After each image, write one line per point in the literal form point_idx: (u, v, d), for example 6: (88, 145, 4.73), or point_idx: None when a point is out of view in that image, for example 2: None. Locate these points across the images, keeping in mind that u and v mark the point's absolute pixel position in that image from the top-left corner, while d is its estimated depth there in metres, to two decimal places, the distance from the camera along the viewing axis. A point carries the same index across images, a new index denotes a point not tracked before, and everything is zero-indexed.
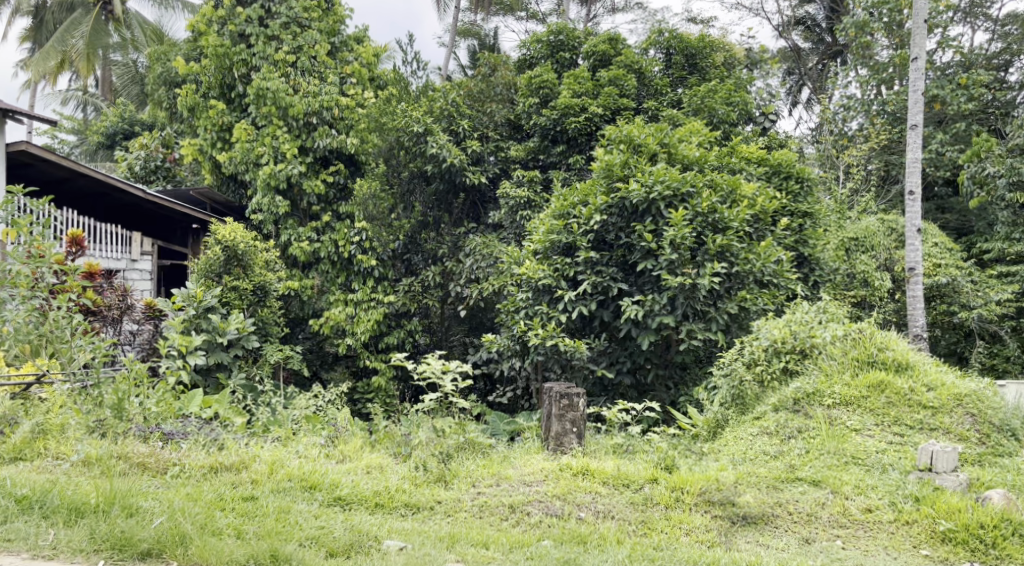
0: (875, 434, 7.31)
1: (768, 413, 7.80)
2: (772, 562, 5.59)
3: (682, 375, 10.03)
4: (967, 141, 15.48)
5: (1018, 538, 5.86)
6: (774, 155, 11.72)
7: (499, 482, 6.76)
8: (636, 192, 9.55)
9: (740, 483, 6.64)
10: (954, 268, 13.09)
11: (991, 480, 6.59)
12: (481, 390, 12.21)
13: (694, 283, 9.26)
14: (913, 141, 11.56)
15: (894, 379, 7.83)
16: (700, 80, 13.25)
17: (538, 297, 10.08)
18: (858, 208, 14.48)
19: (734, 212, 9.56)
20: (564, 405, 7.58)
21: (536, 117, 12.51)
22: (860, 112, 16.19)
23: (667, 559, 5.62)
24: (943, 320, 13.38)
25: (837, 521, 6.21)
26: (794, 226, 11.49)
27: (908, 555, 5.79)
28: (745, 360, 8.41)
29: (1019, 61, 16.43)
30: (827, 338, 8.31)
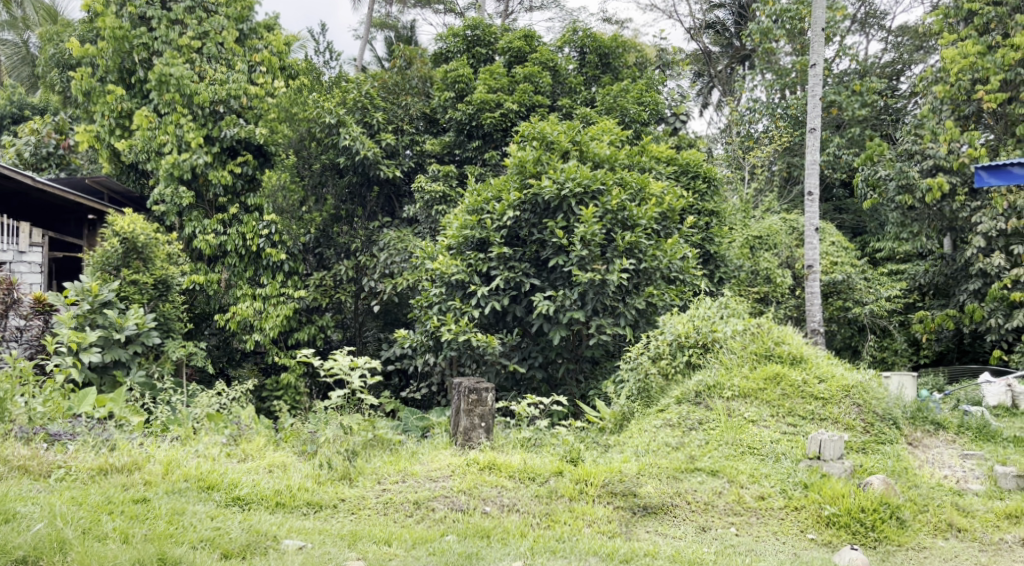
0: (771, 424, 7.59)
1: (672, 405, 8.06)
2: (670, 551, 5.75)
3: (592, 369, 10.17)
4: (862, 145, 16.24)
5: (896, 521, 6.17)
6: (683, 155, 12.00)
7: (405, 478, 6.74)
8: (548, 189, 9.63)
9: (642, 474, 6.82)
10: (850, 266, 13.68)
11: (874, 466, 6.92)
12: (393, 385, 12.14)
13: (603, 279, 9.38)
14: (812, 143, 11.97)
15: (789, 372, 8.17)
16: (613, 80, 13.45)
17: (452, 292, 10.03)
18: (762, 208, 14.97)
19: (643, 210, 9.75)
20: (472, 400, 7.61)
21: (451, 111, 12.48)
22: (764, 114, 16.75)
23: (568, 550, 5.72)
24: (839, 316, 13.93)
25: (732, 509, 6.44)
26: (701, 224, 11.81)
27: (795, 539, 6.04)
28: (651, 354, 8.71)
29: (910, 70, 17.19)
30: (727, 332, 8.65)
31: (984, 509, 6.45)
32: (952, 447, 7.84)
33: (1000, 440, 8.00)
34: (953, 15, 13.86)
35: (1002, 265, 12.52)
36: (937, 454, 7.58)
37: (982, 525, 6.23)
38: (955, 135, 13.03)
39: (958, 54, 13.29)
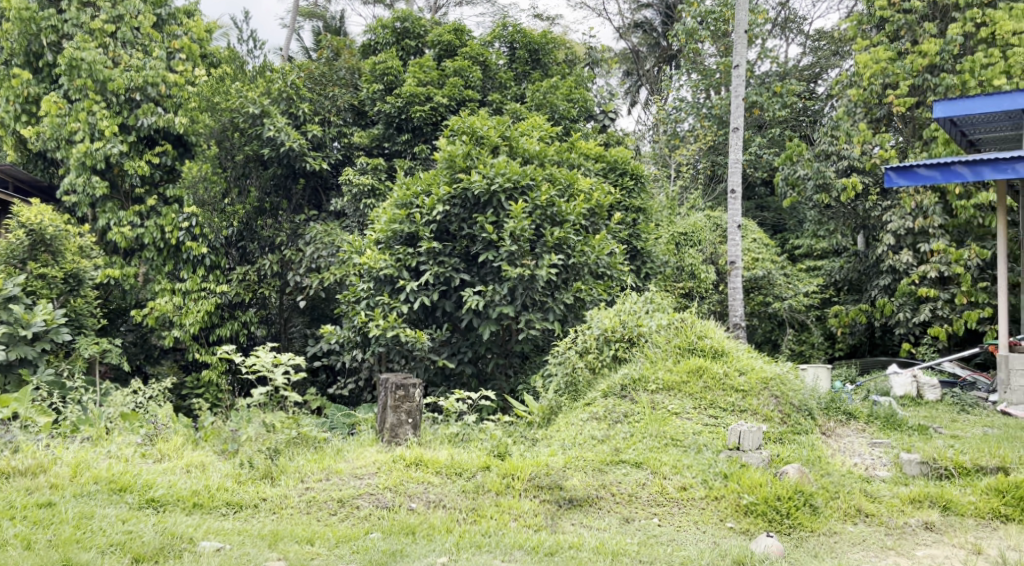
0: (693, 416, 7.74)
1: (598, 398, 8.16)
2: (594, 542, 5.81)
3: (522, 363, 10.19)
4: (782, 145, 16.70)
5: (809, 508, 6.34)
6: (612, 152, 12.10)
7: (330, 476, 6.63)
8: (477, 184, 9.58)
9: (568, 467, 6.88)
10: (770, 262, 14.04)
11: (790, 455, 7.11)
12: (320, 382, 11.94)
13: (533, 274, 9.41)
14: (735, 143, 12.25)
15: (711, 365, 8.37)
16: (543, 76, 13.50)
17: (380, 287, 9.90)
18: (687, 204, 15.26)
19: (572, 206, 9.82)
20: (400, 396, 7.54)
21: (380, 104, 12.35)
22: (690, 114, 17.08)
23: (493, 545, 5.74)
24: (760, 311, 14.30)
25: (655, 500, 6.54)
26: (628, 220, 11.95)
27: (714, 528, 6.17)
28: (578, 349, 8.77)
29: (827, 74, 17.73)
30: (652, 327, 8.84)
31: (890, 494, 6.62)
32: (862, 435, 8.09)
33: (905, 428, 8.25)
34: (866, 22, 14.45)
35: (909, 262, 13.10)
36: (849, 442, 7.81)
37: (888, 510, 6.40)
38: (867, 138, 13.60)
39: (870, 59, 13.81)
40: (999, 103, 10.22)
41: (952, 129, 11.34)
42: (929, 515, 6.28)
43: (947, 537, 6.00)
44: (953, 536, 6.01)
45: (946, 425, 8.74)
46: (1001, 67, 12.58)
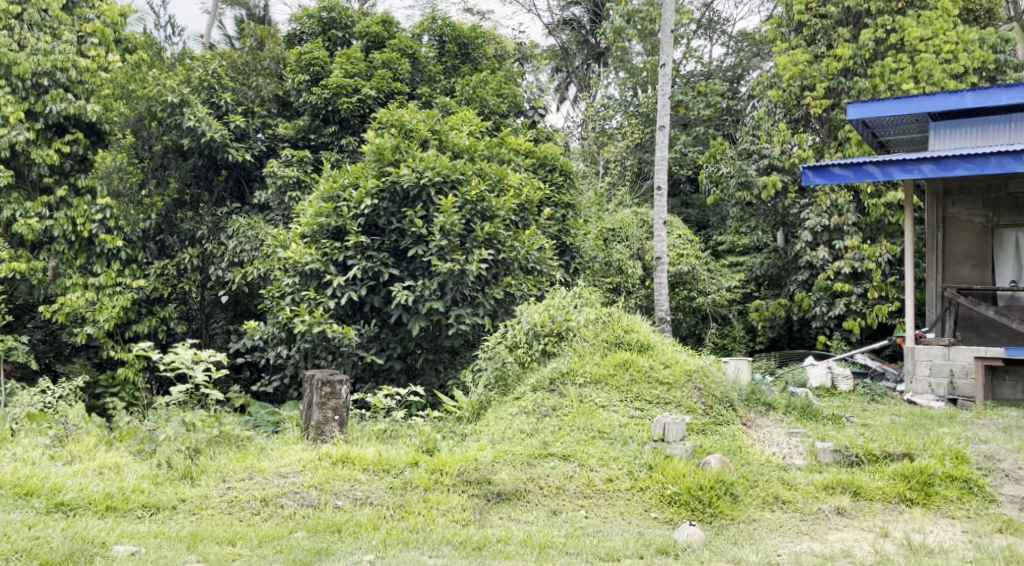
0: (619, 409, 7.82)
1: (527, 393, 8.18)
2: (522, 536, 5.81)
3: (451, 358, 10.12)
4: (707, 144, 17.02)
5: (729, 497, 6.46)
6: (541, 148, 12.12)
7: (252, 476, 6.47)
8: (406, 177, 9.47)
9: (497, 461, 6.87)
10: (694, 258, 14.30)
11: (712, 446, 7.27)
12: (244, 380, 11.67)
13: (463, 269, 9.34)
14: (662, 140, 12.40)
15: (637, 358, 8.49)
16: (472, 70, 13.42)
17: (306, 281, 9.63)
18: (614, 201, 15.41)
19: (502, 201, 9.81)
20: (326, 392, 7.40)
21: (306, 95, 12.10)
22: (618, 111, 17.25)
23: (421, 541, 5.69)
24: (684, 306, 14.54)
25: (582, 492, 6.58)
26: (558, 216, 11.99)
27: (639, 518, 6.23)
28: (508, 343, 8.82)
29: (749, 75, 18.00)
30: (580, 321, 8.90)
31: (806, 482, 6.79)
32: (780, 425, 8.29)
33: (820, 418, 8.52)
34: (785, 25, 14.87)
35: (825, 258, 13.50)
36: (768, 432, 7.97)
37: (804, 496, 6.58)
38: (786, 137, 14.00)
39: (789, 62, 14.22)
40: (908, 107, 10.58)
41: (865, 130, 11.70)
42: (840, 501, 6.47)
43: (857, 521, 6.19)
44: (864, 520, 6.20)
45: (857, 414, 9.05)
46: (909, 72, 13.15)
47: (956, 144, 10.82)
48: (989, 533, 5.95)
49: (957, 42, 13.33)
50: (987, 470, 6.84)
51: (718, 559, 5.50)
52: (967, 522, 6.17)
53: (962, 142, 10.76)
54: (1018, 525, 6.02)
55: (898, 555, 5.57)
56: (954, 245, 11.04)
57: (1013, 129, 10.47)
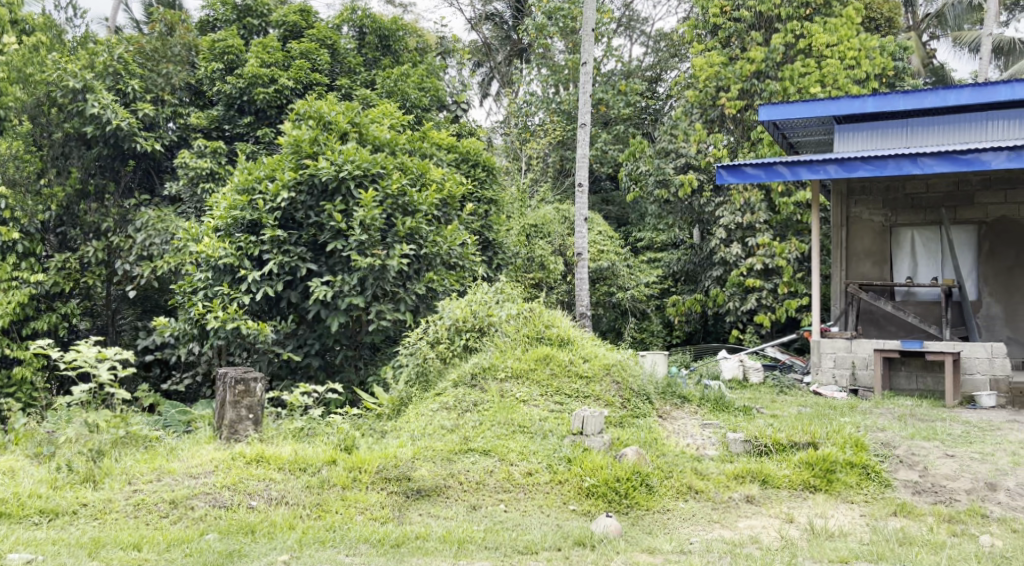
0: (540, 403, 7.85)
1: (448, 388, 8.13)
2: (441, 531, 5.77)
3: (371, 355, 9.96)
4: (626, 142, 17.26)
5: (645, 487, 6.54)
6: (463, 143, 12.01)
7: (161, 477, 6.23)
8: (325, 170, 9.27)
9: (417, 458, 6.79)
10: (614, 254, 14.47)
11: (628, 438, 7.35)
12: (153, 377, 11.25)
13: (383, 264, 9.19)
14: (583, 138, 12.49)
15: (558, 353, 8.54)
16: (393, 63, 13.26)
17: (219, 276, 9.34)
18: (537, 197, 15.44)
19: (423, 196, 9.72)
20: (240, 391, 7.19)
21: (219, 84, 11.77)
22: (540, 108, 17.30)
23: (337, 540, 5.58)
24: (604, 301, 14.69)
25: (501, 486, 6.57)
26: (480, 211, 11.93)
27: (558, 511, 6.26)
28: (429, 339, 8.80)
29: (667, 75, 18.22)
30: (502, 316, 8.91)
31: (718, 471, 6.93)
32: (694, 417, 8.43)
33: (731, 409, 8.71)
34: (700, 27, 15.18)
35: (738, 254, 13.84)
36: (682, 424, 8.12)
37: (715, 486, 6.71)
38: (702, 137, 14.33)
39: (705, 63, 14.57)
40: (814, 111, 10.93)
41: (775, 131, 12.03)
42: (750, 489, 6.63)
43: (765, 509, 6.35)
44: (771, 507, 6.37)
45: (767, 405, 9.30)
46: (816, 76, 13.65)
47: (858, 146, 11.23)
48: (885, 516, 6.19)
49: (860, 48, 13.91)
50: (883, 456, 7.12)
51: (633, 549, 5.56)
52: (864, 506, 6.41)
53: (864, 145, 11.18)
54: (912, 507, 6.28)
55: (802, 539, 5.74)
56: (857, 242, 11.45)
57: (911, 134, 10.92)
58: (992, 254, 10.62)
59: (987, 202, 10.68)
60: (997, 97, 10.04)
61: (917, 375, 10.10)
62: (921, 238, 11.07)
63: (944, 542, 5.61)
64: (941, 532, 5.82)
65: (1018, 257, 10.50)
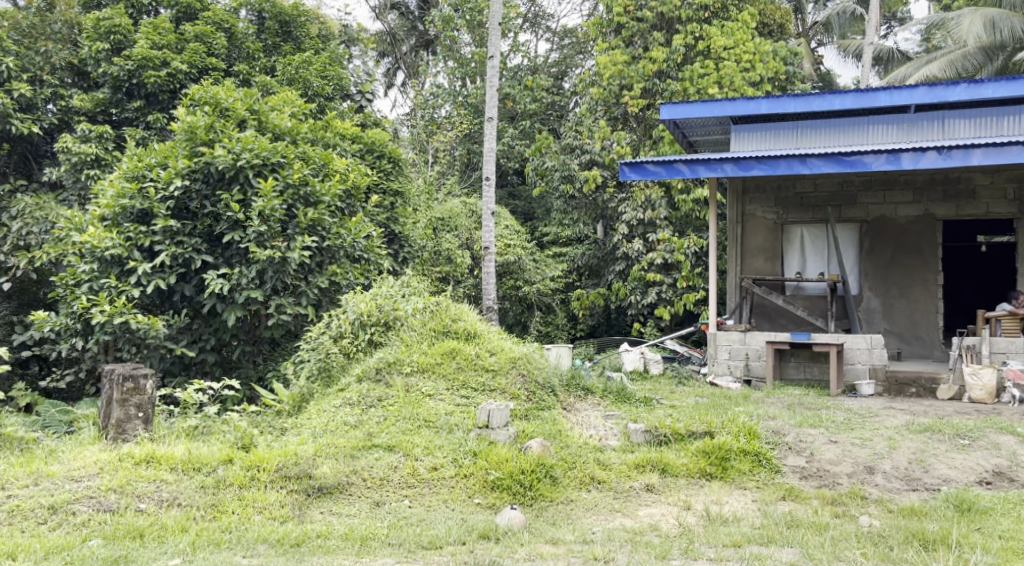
0: (446, 397, 7.74)
1: (352, 384, 7.95)
2: (343, 530, 5.61)
3: (271, 350, 9.65)
4: (532, 138, 17.31)
5: (549, 479, 6.53)
6: (368, 133, 11.72)
7: (38, 481, 5.85)
8: (221, 158, 8.88)
9: (318, 455, 6.58)
10: (520, 248, 14.47)
11: (534, 431, 7.33)
12: (31, 374, 10.59)
13: (283, 256, 8.89)
14: (490, 132, 12.40)
15: (464, 347, 8.45)
16: (294, 49, 12.89)
17: (105, 268, 8.87)
18: (444, 190, 15.29)
19: (327, 187, 9.47)
20: (128, 388, 6.80)
21: (105, 65, 11.17)
22: (447, 101, 17.12)
23: (234, 541, 5.35)
24: (511, 294, 14.68)
25: (405, 482, 6.43)
26: (386, 203, 11.67)
27: (463, 505, 6.17)
28: (332, 334, 8.54)
29: (572, 72, 18.42)
30: (408, 310, 8.74)
31: (620, 461, 6.99)
32: (597, 409, 8.49)
33: (633, 401, 8.81)
34: (605, 25, 15.33)
35: (640, 250, 14.07)
36: (586, 416, 8.16)
37: (617, 475, 6.75)
38: (607, 134, 14.50)
39: (609, 61, 14.75)
40: (712, 110, 11.17)
41: (675, 130, 12.25)
42: (650, 478, 6.71)
43: (664, 497, 6.43)
44: (670, 495, 6.46)
45: (667, 396, 9.46)
46: (714, 77, 14.01)
47: (753, 147, 11.54)
48: (775, 500, 6.36)
49: (755, 52, 14.38)
50: (773, 443, 7.31)
51: (537, 540, 5.53)
52: (756, 491, 6.57)
53: (758, 145, 11.51)
54: (799, 491, 6.49)
55: (698, 525, 5.83)
56: (750, 239, 11.77)
57: (800, 136, 11.31)
58: (872, 251, 11.10)
59: (869, 202, 11.14)
60: (878, 103, 10.49)
61: (805, 365, 10.44)
62: (809, 235, 11.52)
63: (828, 523, 5.80)
64: (826, 514, 6.02)
65: (896, 254, 10.99)
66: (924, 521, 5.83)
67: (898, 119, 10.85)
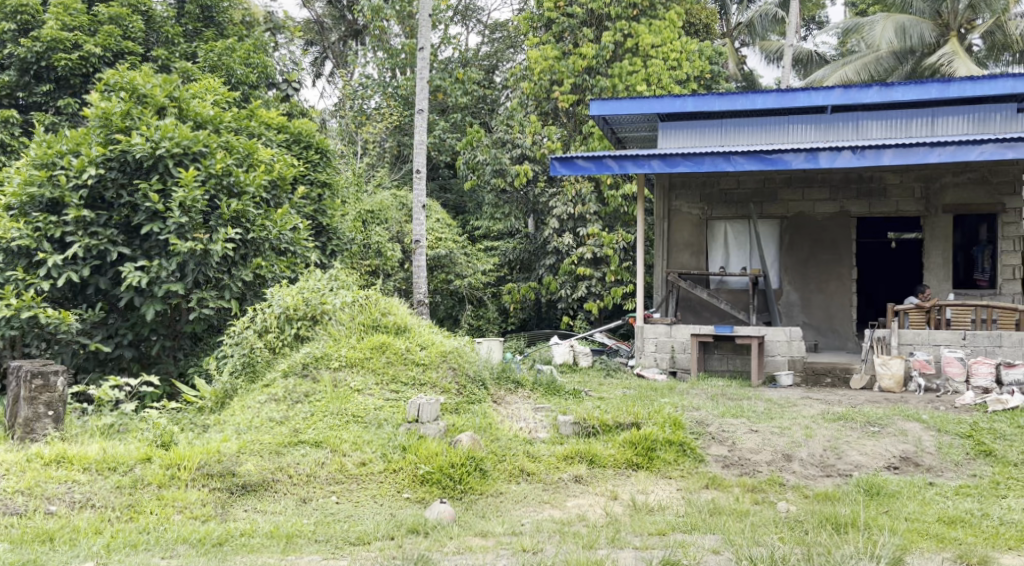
0: (375, 392, 7.62)
1: (278, 379, 7.75)
2: (267, 528, 5.46)
3: (192, 345, 9.34)
4: (463, 131, 17.20)
5: (479, 472, 6.48)
6: (295, 123, 11.46)
7: None
8: (139, 146, 8.54)
9: (242, 452, 6.38)
10: (452, 242, 14.37)
11: (463, 424, 7.28)
12: None
13: (205, 248, 8.62)
14: (420, 124, 12.25)
15: (394, 341, 8.32)
16: (216, 35, 12.57)
17: (13, 259, 8.46)
18: (373, 182, 15.07)
19: (251, 177, 9.21)
20: (37, 385, 6.49)
21: (12, 47, 10.67)
22: (376, 92, 16.83)
23: (152, 542, 5.16)
24: (442, 288, 14.59)
25: (333, 478, 6.31)
26: (313, 195, 11.40)
27: (391, 501, 6.08)
28: (257, 328, 8.28)
29: (503, 66, 18.31)
30: (336, 304, 8.55)
31: (549, 453, 6.99)
32: (527, 402, 8.49)
33: (562, 393, 8.84)
34: (536, 20, 15.32)
35: (570, 244, 14.12)
36: (516, 408, 8.15)
37: (546, 467, 6.76)
38: (537, 129, 14.53)
39: (539, 56, 14.75)
40: (640, 107, 11.26)
41: (604, 126, 12.31)
42: (579, 469, 6.73)
43: (592, 487, 6.46)
44: (597, 486, 6.49)
45: (595, 388, 9.52)
46: (643, 75, 14.16)
47: (679, 144, 11.70)
48: (699, 489, 6.46)
49: (681, 51, 14.59)
50: (698, 434, 7.42)
51: (466, 533, 5.48)
52: (681, 480, 6.66)
53: (684, 142, 11.66)
54: (721, 480, 6.60)
55: (625, 515, 5.87)
56: (677, 234, 11.92)
57: (725, 134, 11.52)
58: (791, 246, 11.37)
59: (789, 199, 11.41)
60: (798, 103, 10.74)
61: (729, 357, 10.64)
62: (733, 231, 11.73)
63: (748, 510, 5.91)
64: (746, 501, 6.14)
65: (814, 249, 11.28)
66: (837, 506, 5.99)
67: (816, 119, 11.14)
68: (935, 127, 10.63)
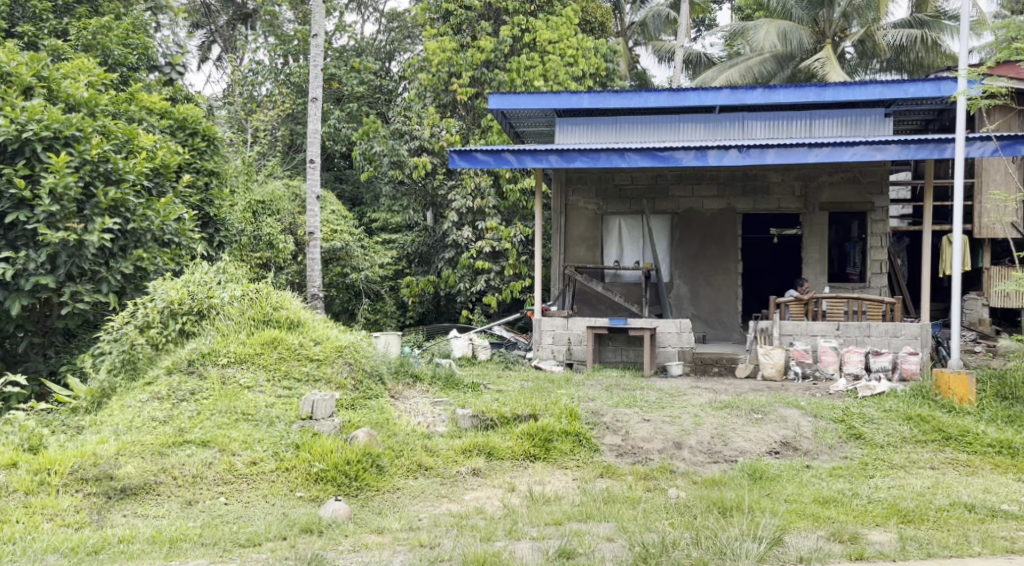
0: (266, 389, 7.35)
1: (161, 376, 7.34)
2: (149, 532, 5.17)
3: (65, 342, 8.80)
4: (359, 121, 16.83)
5: (375, 468, 6.31)
6: (178, 108, 10.90)
7: None
8: (2, 129, 7.95)
9: (121, 454, 6.01)
10: (348, 234, 14.07)
11: (359, 420, 7.08)
12: None
13: (79, 239, 8.10)
14: (314, 112, 11.90)
15: (286, 336, 8.01)
16: (90, 13, 11.89)
17: None
18: (265, 171, 14.60)
19: (131, 164, 8.71)
20: None
21: None
22: (268, 78, 16.25)
23: (17, 553, 4.80)
24: (337, 282, 14.25)
25: (221, 478, 6.03)
26: (199, 184, 10.86)
27: (284, 500, 5.87)
28: (138, 324, 7.81)
29: (400, 56, 18.11)
30: (224, 299, 8.19)
31: (447, 446, 6.89)
32: (426, 396, 8.36)
33: (460, 386, 8.73)
34: (433, 11, 14.97)
35: (469, 238, 14.02)
36: (414, 403, 8.00)
37: (444, 461, 6.64)
38: (435, 121, 14.29)
39: (437, 48, 14.48)
40: (536, 101, 11.26)
41: (502, 119, 12.27)
42: (476, 462, 6.66)
43: (489, 480, 6.41)
44: (494, 478, 6.45)
45: (493, 381, 9.44)
46: (540, 70, 14.23)
47: (575, 138, 11.78)
48: (593, 478, 6.50)
49: (577, 48, 14.76)
50: (593, 424, 7.46)
51: (361, 530, 5.33)
52: (576, 470, 6.70)
53: (581, 137, 11.75)
54: (616, 468, 6.66)
55: (522, 506, 5.83)
56: (573, 229, 12.03)
57: (619, 130, 11.66)
58: (681, 241, 11.63)
59: (679, 195, 11.65)
60: (688, 102, 10.97)
61: (622, 348, 10.80)
62: (626, 226, 11.88)
63: (639, 497, 5.97)
64: (638, 488, 6.21)
65: (702, 245, 11.57)
66: (723, 490, 6.13)
67: (705, 117, 11.41)
68: (814, 128, 11.05)
